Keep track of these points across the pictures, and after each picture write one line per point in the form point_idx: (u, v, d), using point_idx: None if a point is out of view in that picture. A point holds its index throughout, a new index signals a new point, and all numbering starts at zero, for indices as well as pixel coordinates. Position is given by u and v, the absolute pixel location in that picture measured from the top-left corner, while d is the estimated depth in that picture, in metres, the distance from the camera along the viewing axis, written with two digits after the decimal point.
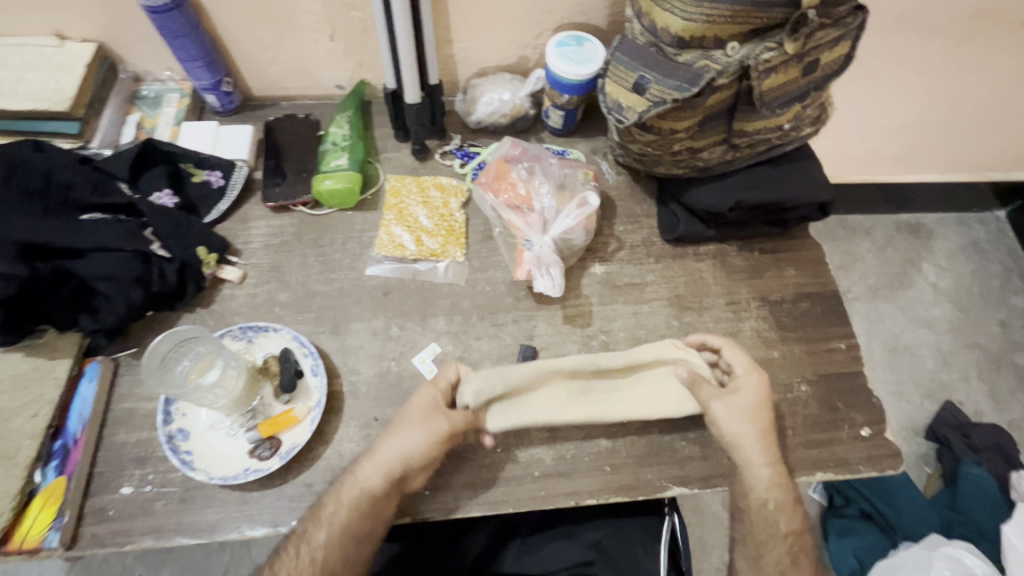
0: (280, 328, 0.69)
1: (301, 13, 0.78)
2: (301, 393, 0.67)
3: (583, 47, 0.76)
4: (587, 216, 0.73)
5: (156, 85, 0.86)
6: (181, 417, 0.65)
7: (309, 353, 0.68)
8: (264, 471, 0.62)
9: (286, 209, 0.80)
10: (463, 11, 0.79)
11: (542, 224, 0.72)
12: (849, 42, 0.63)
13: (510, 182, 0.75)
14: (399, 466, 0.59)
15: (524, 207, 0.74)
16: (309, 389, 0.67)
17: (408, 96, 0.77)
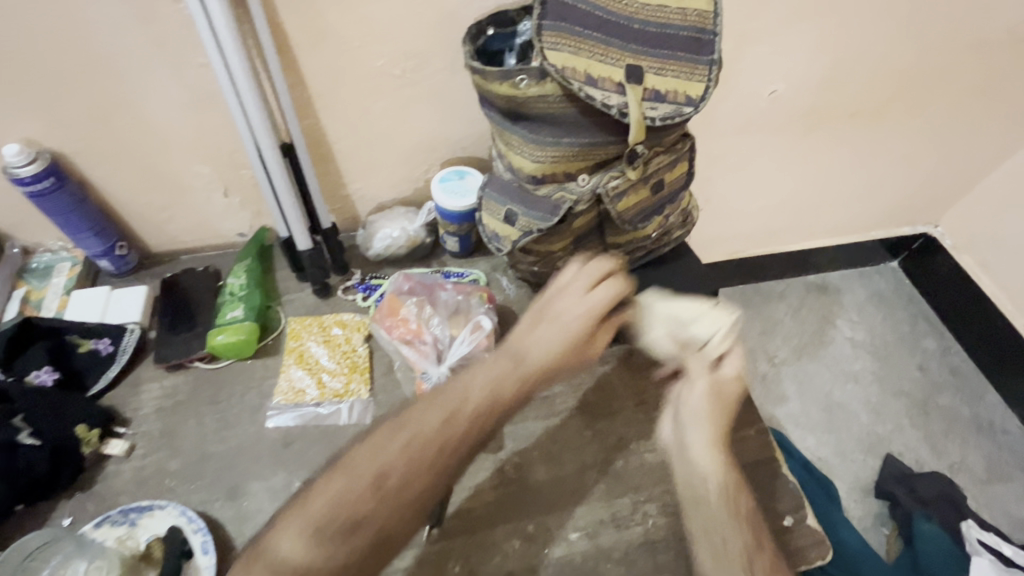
0: (166, 504, 0.64)
1: (191, 176, 0.81)
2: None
3: (465, 180, 0.82)
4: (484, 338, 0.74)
5: (46, 256, 0.85)
6: None
7: (198, 529, 0.63)
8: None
9: (181, 366, 0.77)
10: (348, 158, 0.84)
11: (438, 355, 0.73)
12: (686, 161, 0.71)
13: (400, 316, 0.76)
14: (529, 374, 0.61)
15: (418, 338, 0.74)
16: (196, 571, 0.61)
17: (299, 242, 0.79)
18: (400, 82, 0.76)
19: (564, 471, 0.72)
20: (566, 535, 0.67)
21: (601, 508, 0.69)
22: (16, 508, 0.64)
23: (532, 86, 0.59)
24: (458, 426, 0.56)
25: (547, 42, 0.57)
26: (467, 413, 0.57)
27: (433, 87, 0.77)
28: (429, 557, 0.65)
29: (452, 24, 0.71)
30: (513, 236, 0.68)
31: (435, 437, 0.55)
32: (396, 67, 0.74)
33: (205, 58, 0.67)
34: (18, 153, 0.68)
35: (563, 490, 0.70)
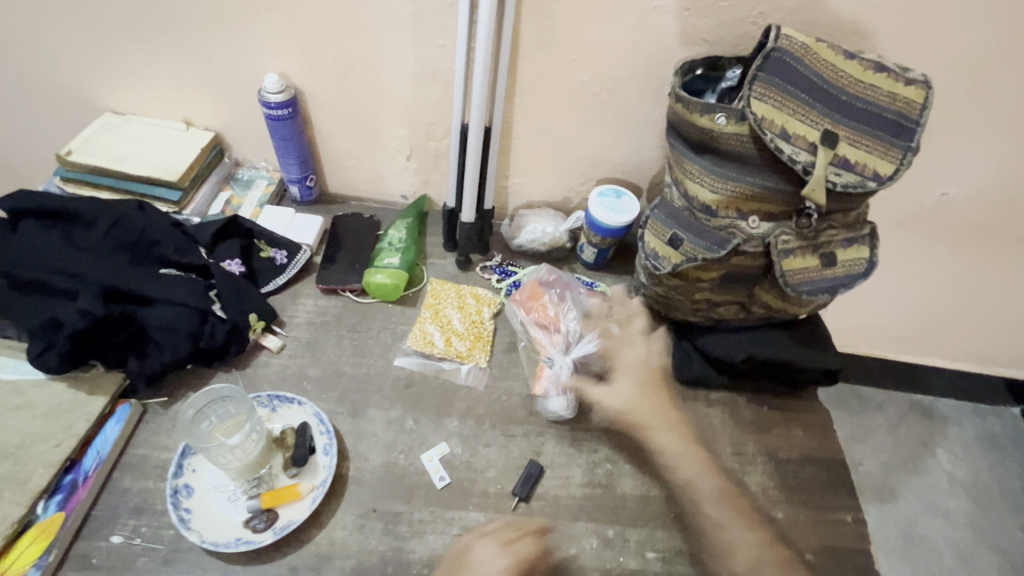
0: (304, 402, 0.72)
1: (387, 136, 0.92)
2: (310, 467, 0.68)
3: (622, 200, 0.88)
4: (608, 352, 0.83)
5: (251, 171, 0.99)
6: (190, 473, 0.66)
7: (324, 432, 0.70)
8: (256, 545, 0.62)
9: (334, 292, 0.87)
10: (520, 154, 0.92)
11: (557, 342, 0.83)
12: (867, 247, 0.70)
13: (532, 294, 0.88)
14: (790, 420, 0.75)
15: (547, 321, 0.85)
16: (317, 467, 0.68)
17: (465, 215, 0.89)
18: (593, 98, 0.83)
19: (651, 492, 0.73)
20: (642, 552, 0.68)
21: (681, 539, 0.70)
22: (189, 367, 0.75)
23: (729, 124, 0.65)
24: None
25: (756, 91, 0.62)
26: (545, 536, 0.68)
27: (619, 111, 0.84)
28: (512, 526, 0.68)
29: (657, 61, 0.77)
30: (673, 257, 0.74)
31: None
32: (594, 85, 0.81)
33: (446, 41, 0.78)
34: (275, 82, 0.82)
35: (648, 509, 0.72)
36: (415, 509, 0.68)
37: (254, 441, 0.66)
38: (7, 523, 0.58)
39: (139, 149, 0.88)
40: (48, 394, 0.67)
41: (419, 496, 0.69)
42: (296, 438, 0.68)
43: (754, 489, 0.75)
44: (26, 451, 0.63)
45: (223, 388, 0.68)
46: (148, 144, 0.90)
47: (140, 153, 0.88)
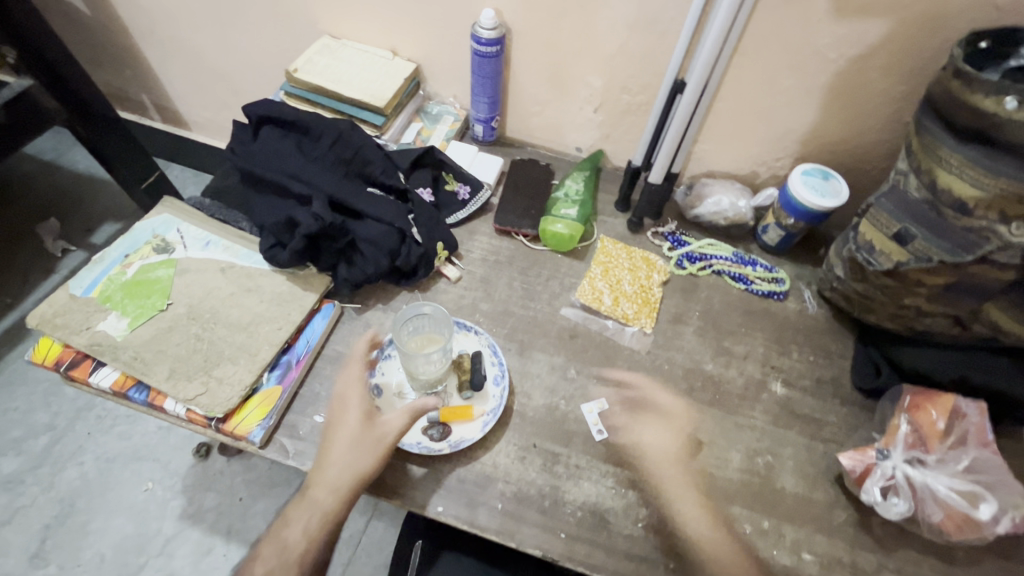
0: (480, 332, 0.77)
1: (582, 84, 0.91)
2: (481, 393, 0.72)
3: (828, 182, 0.81)
4: (869, 449, 0.68)
5: (439, 106, 1.03)
6: (379, 376, 0.73)
7: (496, 363, 0.75)
8: (433, 452, 0.67)
9: (508, 234, 0.90)
10: (719, 119, 0.87)
11: (907, 469, 0.65)
12: None
13: (941, 411, 0.68)
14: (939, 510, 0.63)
15: (923, 448, 0.67)
16: (487, 395, 0.73)
17: (653, 176, 0.86)
18: (827, 64, 0.75)
19: (813, 494, 0.69)
20: (798, 551, 0.66)
21: (841, 549, 0.66)
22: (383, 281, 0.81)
23: (1020, 110, 0.55)
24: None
25: None
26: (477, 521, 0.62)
27: (852, 81, 0.76)
28: None
29: (920, 27, 0.68)
30: (897, 255, 0.67)
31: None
32: (833, 50, 0.73)
33: None
34: (490, 19, 0.83)
35: (808, 511, 0.68)
36: (572, 454, 0.70)
37: (439, 365, 0.70)
38: (242, 385, 0.68)
39: (352, 73, 0.95)
40: (273, 283, 0.77)
41: (577, 442, 0.71)
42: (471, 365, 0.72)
43: None
44: (256, 328, 0.73)
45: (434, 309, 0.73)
46: (360, 69, 0.95)
47: (354, 76, 0.94)
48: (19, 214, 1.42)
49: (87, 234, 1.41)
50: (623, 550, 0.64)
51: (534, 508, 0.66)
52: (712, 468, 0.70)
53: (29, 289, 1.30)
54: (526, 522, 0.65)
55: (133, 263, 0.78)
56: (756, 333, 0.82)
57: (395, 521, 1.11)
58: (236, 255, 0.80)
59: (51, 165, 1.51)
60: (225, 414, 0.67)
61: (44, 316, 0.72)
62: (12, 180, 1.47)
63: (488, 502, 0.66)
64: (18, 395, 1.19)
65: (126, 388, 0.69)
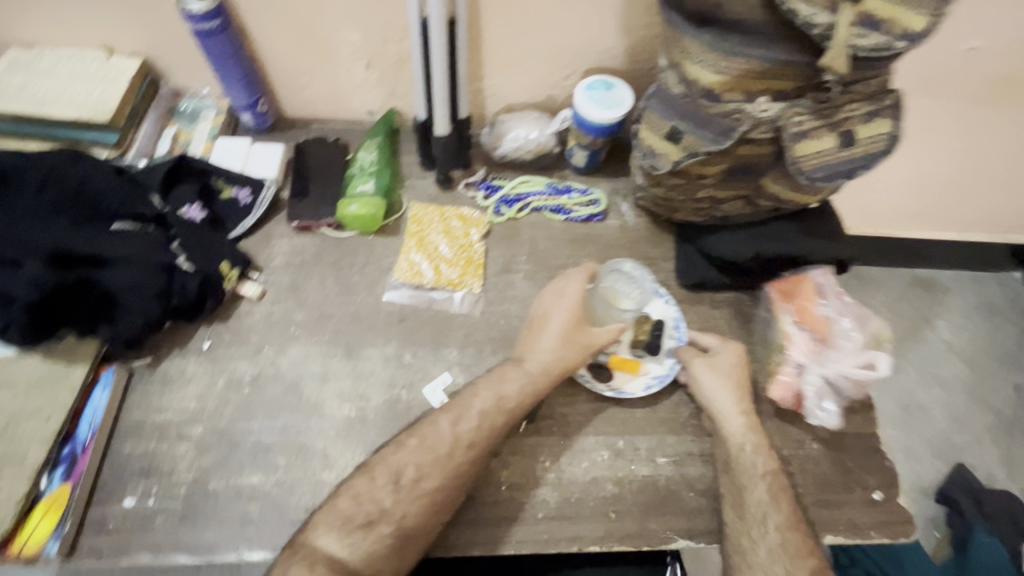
0: (669, 300, 0.77)
1: (340, 42, 0.80)
2: (656, 354, 0.73)
3: (612, 92, 0.79)
4: (783, 373, 0.71)
5: (194, 101, 0.88)
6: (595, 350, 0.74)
7: (676, 336, 0.75)
8: (598, 390, 0.71)
9: (309, 229, 0.81)
10: (494, 48, 0.81)
11: (822, 370, 0.70)
12: (892, 120, 0.62)
13: (805, 302, 0.74)
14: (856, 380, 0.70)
15: (814, 344, 0.72)
16: (662, 357, 0.74)
17: (439, 128, 0.80)
18: None
19: (658, 400, 0.72)
20: (653, 458, 0.69)
21: (690, 442, 0.70)
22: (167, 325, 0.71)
23: None
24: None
25: None
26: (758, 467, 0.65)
27: None
28: (523, 447, 0.68)
29: None
30: (673, 154, 0.67)
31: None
32: None
33: None
34: None
35: (656, 417, 0.71)
36: None
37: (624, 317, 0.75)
38: (13, 501, 0.58)
39: (58, 87, 0.77)
40: (25, 368, 0.64)
41: None
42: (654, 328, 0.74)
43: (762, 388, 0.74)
44: (16, 429, 0.61)
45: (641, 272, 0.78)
46: (68, 80, 0.78)
47: (61, 92, 0.77)
48: None
49: None
50: (492, 519, 0.64)
51: None
52: (563, 409, 0.71)
53: None
54: None
55: None
56: (583, 261, 0.82)
57: None
58: None
59: None
60: (2, 539, 0.57)
61: None
62: None
63: None
64: None
65: None
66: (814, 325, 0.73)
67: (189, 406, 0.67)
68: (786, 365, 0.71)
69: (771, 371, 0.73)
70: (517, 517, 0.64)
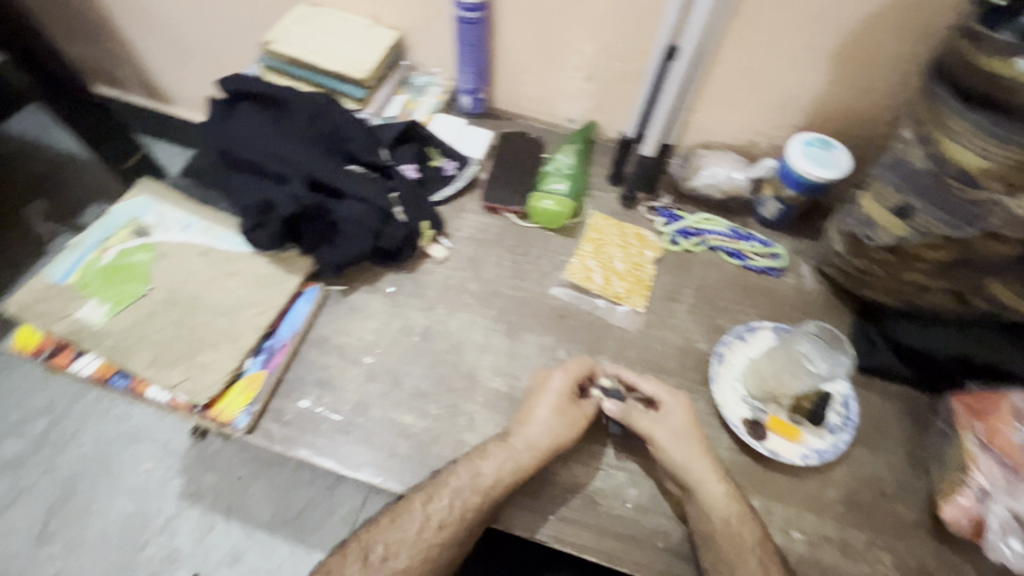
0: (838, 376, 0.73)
1: (572, 51, 0.86)
2: (817, 425, 0.70)
3: (830, 153, 0.77)
4: (960, 497, 0.64)
5: (425, 77, 0.98)
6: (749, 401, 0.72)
7: (843, 413, 0.71)
8: (752, 444, 0.68)
9: (497, 212, 0.87)
10: (718, 85, 0.82)
11: (1013, 503, 0.62)
12: None
13: (1003, 425, 0.65)
14: None
15: (1007, 474, 0.63)
16: (822, 430, 0.70)
17: (647, 148, 0.85)
18: (826, 26, 0.71)
19: (804, 473, 0.68)
20: (787, 530, 0.65)
21: (831, 527, 0.66)
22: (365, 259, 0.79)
23: None
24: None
25: None
26: (723, 497, 0.63)
27: (859, 42, 0.71)
28: (654, 473, 0.68)
29: None
30: (896, 229, 0.66)
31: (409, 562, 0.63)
32: (839, 9, 0.69)
33: None
34: None
35: (799, 490, 0.68)
36: None
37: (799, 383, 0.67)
38: (224, 371, 0.67)
39: (330, 42, 0.90)
40: (254, 266, 0.75)
41: None
42: (820, 397, 0.70)
43: (924, 498, 0.68)
44: (238, 313, 0.72)
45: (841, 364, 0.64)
46: (339, 38, 0.90)
47: (332, 46, 0.89)
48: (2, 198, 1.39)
49: (74, 215, 1.39)
50: (611, 532, 0.64)
51: (524, 493, 0.66)
52: None
53: (21, 273, 1.30)
54: (516, 506, 0.65)
55: (111, 247, 0.76)
56: (751, 310, 0.80)
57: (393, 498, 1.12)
58: (216, 238, 0.77)
59: (35, 144, 1.47)
60: (208, 401, 0.66)
61: (22, 304, 0.70)
62: None
63: None
64: (12, 379, 1.19)
65: (108, 376, 0.68)
66: (1011, 453, 0.64)
67: (367, 337, 0.75)
68: (968, 488, 0.64)
69: (943, 489, 0.66)
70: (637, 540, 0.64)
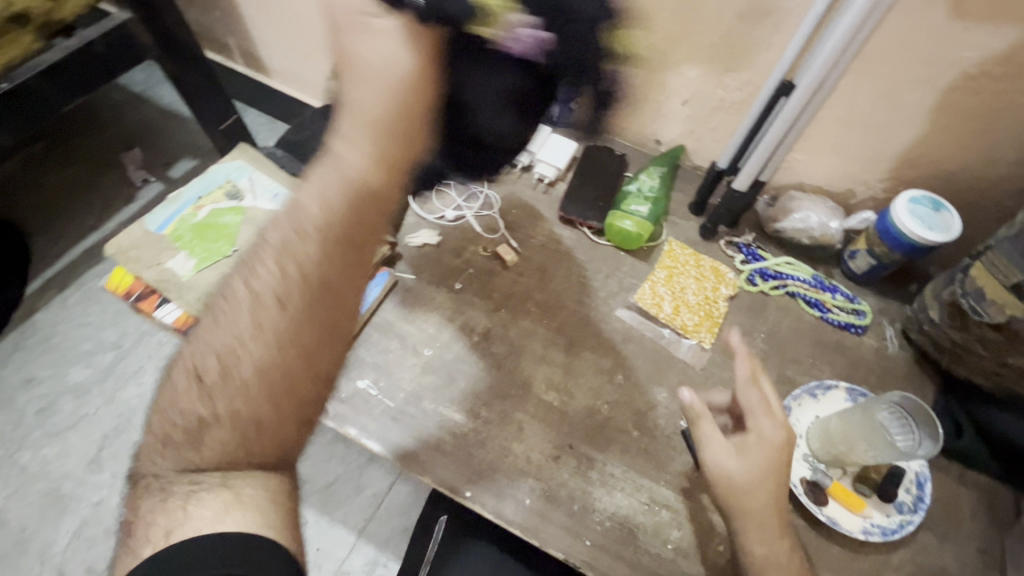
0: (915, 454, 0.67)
1: (673, 74, 0.85)
2: (885, 501, 0.65)
3: (937, 214, 0.72)
4: None
5: None
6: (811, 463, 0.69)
7: (914, 493, 0.66)
8: (809, 509, 0.64)
9: (572, 224, 0.86)
10: (824, 127, 0.78)
11: None
12: None
13: None
14: None
15: None
16: (888, 508, 0.65)
17: (738, 182, 0.79)
18: (958, 82, 0.66)
19: (862, 549, 0.64)
20: None
21: None
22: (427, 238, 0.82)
23: None
24: (206, 440, 0.47)
25: None
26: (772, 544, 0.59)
27: (993, 103, 0.66)
28: (700, 518, 0.65)
29: None
30: (1012, 306, 0.62)
31: (249, 376, 0.46)
32: (976, 65, 0.64)
33: None
34: None
35: (853, 566, 0.63)
36: (608, 462, 0.68)
37: (875, 457, 0.63)
38: None
39: None
40: None
41: (614, 450, 0.69)
42: (891, 472, 0.65)
43: None
44: None
45: (927, 448, 0.58)
46: None
47: None
48: (106, 142, 1.49)
49: (164, 167, 1.48)
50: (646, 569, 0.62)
51: (562, 512, 0.65)
52: None
53: (111, 214, 1.39)
54: (551, 523, 0.64)
55: (205, 206, 0.79)
56: (824, 366, 0.76)
57: (419, 488, 1.12)
58: None
59: (141, 97, 1.57)
60: None
61: (120, 247, 0.75)
62: (102, 107, 1.54)
63: (516, 498, 0.65)
64: (90, 312, 1.27)
65: (186, 327, 0.71)
66: None
67: (428, 328, 0.75)
68: None
69: None
70: None
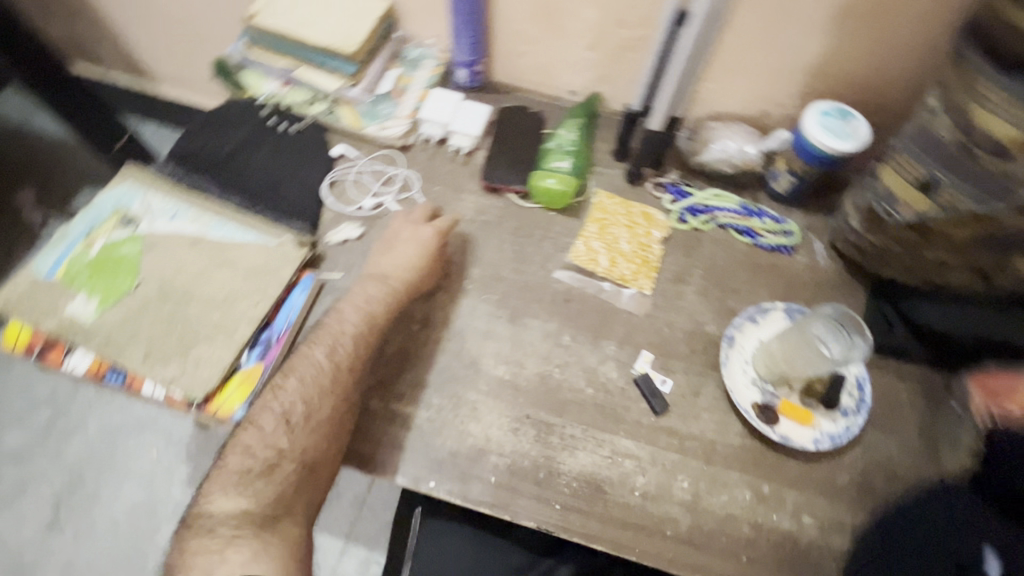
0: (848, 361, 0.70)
1: (574, 18, 0.81)
2: (831, 409, 0.68)
3: (847, 123, 0.73)
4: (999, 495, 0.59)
5: (419, 49, 0.93)
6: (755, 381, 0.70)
7: (854, 398, 0.69)
8: (761, 430, 0.67)
9: (497, 191, 0.83)
10: (729, 51, 0.77)
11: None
12: None
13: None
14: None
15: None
16: (834, 415, 0.68)
17: (652, 122, 0.79)
18: None
19: (815, 457, 0.67)
20: (798, 515, 0.64)
21: (843, 511, 0.65)
22: (348, 232, 0.78)
23: None
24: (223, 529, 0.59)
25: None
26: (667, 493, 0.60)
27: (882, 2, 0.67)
28: (662, 459, 0.66)
29: None
30: (921, 204, 0.64)
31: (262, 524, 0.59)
32: None
33: None
34: None
35: (809, 476, 0.66)
36: (567, 424, 0.68)
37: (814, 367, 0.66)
38: (219, 367, 0.66)
39: (316, 12, 0.84)
40: (247, 256, 0.73)
41: (571, 412, 0.69)
42: (832, 382, 0.68)
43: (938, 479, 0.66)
44: (231, 305, 0.69)
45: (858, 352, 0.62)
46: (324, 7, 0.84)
47: (321, 17, 0.84)
48: None
49: (64, 203, 1.36)
50: (618, 519, 0.63)
51: (528, 483, 0.65)
52: (712, 436, 0.68)
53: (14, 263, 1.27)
54: (519, 495, 0.64)
55: (99, 239, 0.73)
56: (762, 290, 0.77)
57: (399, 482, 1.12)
58: (207, 227, 0.75)
59: (19, 130, 1.43)
60: (205, 397, 0.65)
61: (8, 301, 0.68)
62: None
63: (481, 478, 0.65)
64: (14, 372, 1.18)
65: (102, 373, 0.66)
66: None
67: None
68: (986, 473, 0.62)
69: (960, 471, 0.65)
70: (642, 529, 0.63)
